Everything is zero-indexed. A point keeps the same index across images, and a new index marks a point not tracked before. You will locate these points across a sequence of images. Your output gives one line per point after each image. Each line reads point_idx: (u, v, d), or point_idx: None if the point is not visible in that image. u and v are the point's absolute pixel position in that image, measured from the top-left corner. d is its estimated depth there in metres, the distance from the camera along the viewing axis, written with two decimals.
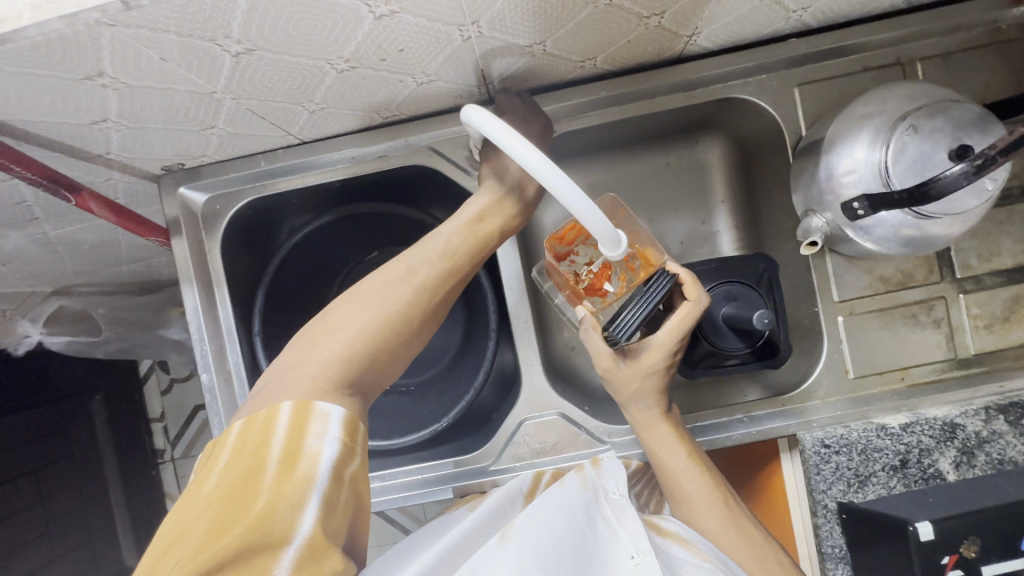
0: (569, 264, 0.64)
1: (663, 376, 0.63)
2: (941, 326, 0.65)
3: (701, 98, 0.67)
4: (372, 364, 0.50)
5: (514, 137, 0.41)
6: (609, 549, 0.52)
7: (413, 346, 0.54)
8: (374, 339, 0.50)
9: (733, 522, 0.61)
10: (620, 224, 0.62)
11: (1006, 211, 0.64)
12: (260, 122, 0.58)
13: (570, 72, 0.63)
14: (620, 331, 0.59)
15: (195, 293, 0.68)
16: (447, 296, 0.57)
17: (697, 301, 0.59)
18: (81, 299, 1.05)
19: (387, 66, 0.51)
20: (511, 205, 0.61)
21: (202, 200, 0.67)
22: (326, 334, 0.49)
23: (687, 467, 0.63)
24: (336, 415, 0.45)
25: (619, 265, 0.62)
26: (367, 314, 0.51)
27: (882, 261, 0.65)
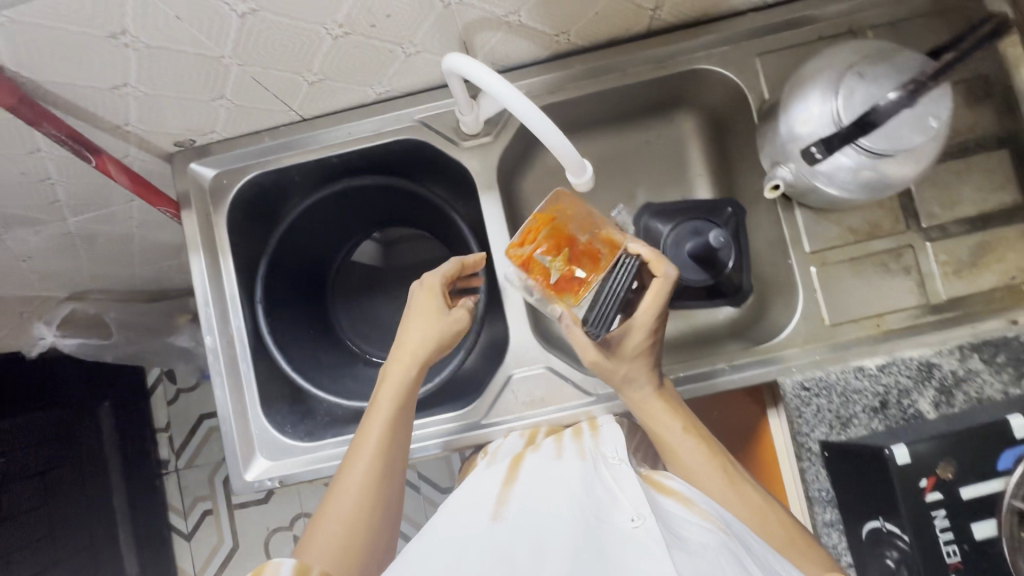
0: (538, 265, 0.70)
1: (653, 350, 0.66)
2: (911, 273, 0.68)
3: (669, 70, 0.72)
4: (371, 534, 0.60)
5: (475, 67, 0.48)
6: (612, 513, 0.50)
7: (398, 489, 0.64)
8: (362, 506, 0.61)
9: (731, 487, 0.61)
10: (575, 217, 0.70)
11: (965, 162, 0.68)
12: (264, 94, 0.64)
13: (546, 48, 0.69)
14: (599, 324, 0.64)
15: (201, 261, 0.72)
16: (403, 432, 0.66)
17: (666, 276, 0.64)
18: (96, 304, 1.16)
19: (377, 34, 0.57)
20: (434, 307, 0.70)
21: (210, 175, 0.73)
22: (326, 515, 0.61)
23: (684, 440, 0.65)
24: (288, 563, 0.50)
25: (586, 253, 0.70)
26: (354, 489, 0.61)
27: (849, 212, 0.69)
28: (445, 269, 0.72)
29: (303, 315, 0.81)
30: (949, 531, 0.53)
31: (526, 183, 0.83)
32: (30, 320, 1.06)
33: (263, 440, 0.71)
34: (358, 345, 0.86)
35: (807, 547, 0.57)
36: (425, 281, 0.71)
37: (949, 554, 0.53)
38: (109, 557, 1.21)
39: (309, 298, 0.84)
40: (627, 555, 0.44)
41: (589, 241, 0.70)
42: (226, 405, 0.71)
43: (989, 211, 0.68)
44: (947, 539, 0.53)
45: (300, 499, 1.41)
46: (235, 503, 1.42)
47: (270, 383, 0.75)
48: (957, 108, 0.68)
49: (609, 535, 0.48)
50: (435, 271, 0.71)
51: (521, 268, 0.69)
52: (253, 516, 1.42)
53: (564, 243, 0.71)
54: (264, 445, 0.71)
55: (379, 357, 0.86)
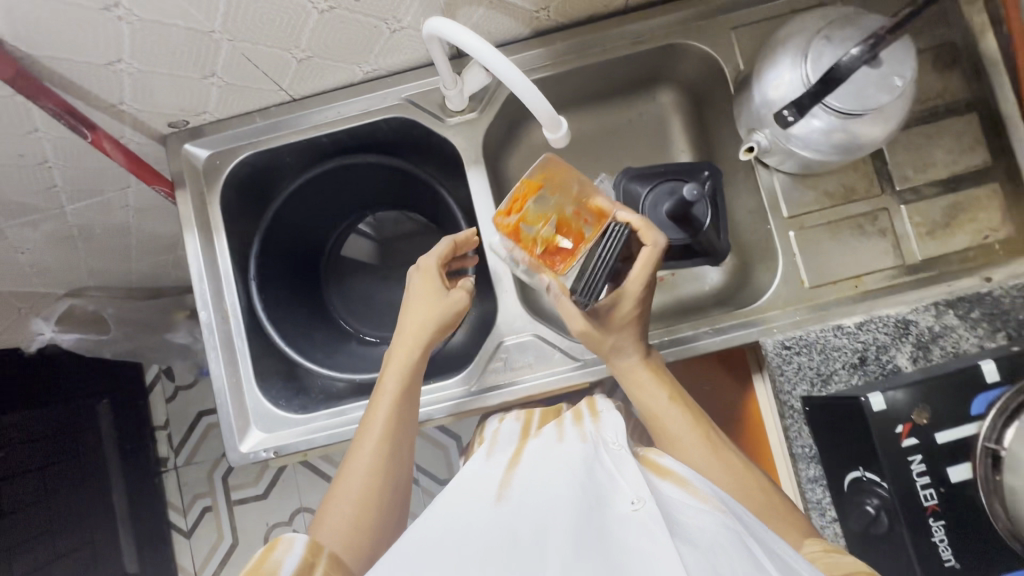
0: (524, 232, 0.67)
1: (639, 320, 0.66)
2: (887, 234, 0.70)
3: (647, 46, 0.74)
4: (383, 510, 0.63)
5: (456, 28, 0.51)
6: (613, 496, 0.52)
7: (405, 467, 0.68)
8: (372, 485, 0.64)
9: (714, 454, 0.62)
10: (565, 185, 0.68)
11: (935, 127, 0.70)
12: (255, 72, 0.66)
13: (526, 25, 0.71)
14: (585, 294, 0.62)
15: (196, 238, 0.74)
16: (407, 413, 0.69)
17: (655, 244, 0.61)
18: (93, 301, 1.16)
19: (362, 8, 0.59)
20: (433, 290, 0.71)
21: (204, 155, 0.75)
22: (339, 496, 0.63)
23: (671, 409, 0.65)
24: (301, 539, 0.53)
25: (574, 222, 0.66)
26: (364, 466, 0.64)
27: (825, 177, 0.71)
28: (439, 249, 0.72)
29: (296, 294, 0.84)
30: (926, 476, 0.55)
31: (512, 162, 0.86)
32: (28, 316, 1.06)
33: (257, 414, 0.73)
34: (351, 325, 0.89)
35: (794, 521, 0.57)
36: (421, 265, 0.72)
37: (926, 497, 0.55)
38: (108, 550, 1.21)
39: (302, 275, 0.86)
40: (626, 539, 0.45)
41: (578, 210, 0.67)
42: (221, 380, 0.72)
43: (960, 173, 0.70)
44: (924, 483, 0.55)
45: (299, 495, 1.41)
46: (234, 500, 1.42)
47: (264, 359, 0.76)
48: (926, 75, 0.71)
49: (607, 515, 0.49)
50: (430, 253, 0.72)
51: (508, 236, 0.68)
52: (252, 512, 1.41)
53: (554, 210, 0.67)
54: (259, 419, 0.72)
55: (372, 337, 0.88)
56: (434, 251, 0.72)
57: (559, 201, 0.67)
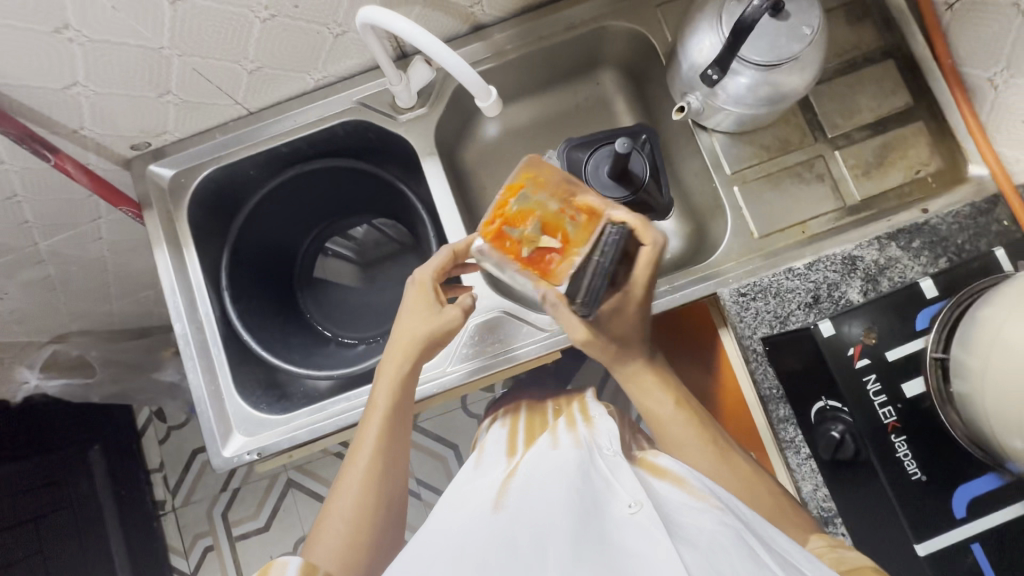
0: (508, 239, 0.60)
1: (638, 327, 0.64)
2: (825, 179, 0.73)
3: (580, 31, 0.78)
4: (376, 529, 0.63)
5: (389, 15, 0.56)
6: (610, 500, 0.54)
7: (398, 484, 0.67)
8: (363, 504, 0.64)
9: (722, 459, 0.61)
10: (550, 181, 0.61)
11: (857, 75, 0.75)
12: (208, 87, 0.70)
13: (463, 21, 0.76)
14: (590, 305, 0.59)
15: (166, 253, 0.76)
16: (398, 429, 0.67)
17: (655, 244, 0.59)
18: (76, 346, 1.18)
19: (302, 15, 0.63)
20: (429, 301, 0.68)
21: (168, 175, 0.77)
22: (332, 515, 0.64)
23: (677, 417, 0.63)
24: (294, 563, 0.51)
25: (560, 218, 0.59)
26: (355, 488, 0.64)
27: (760, 132, 0.75)
28: (438, 262, 0.68)
29: (269, 303, 0.85)
30: (882, 394, 0.59)
31: (467, 154, 0.90)
32: (13, 366, 1.09)
33: (238, 418, 0.74)
34: (330, 330, 0.91)
35: (776, 498, 0.58)
36: (416, 279, 0.69)
37: (886, 416, 0.59)
38: None
39: (276, 286, 0.88)
40: (625, 538, 0.47)
41: (564, 206, 0.60)
42: (200, 388, 0.73)
43: (885, 116, 0.74)
44: (881, 401, 0.59)
45: (302, 523, 1.38)
46: (235, 536, 1.39)
47: (243, 366, 0.78)
48: (841, 30, 0.76)
49: (605, 521, 0.50)
50: (424, 265, 0.68)
51: (492, 243, 0.60)
52: (256, 546, 1.38)
53: (536, 211, 0.60)
54: (241, 423, 0.73)
55: (350, 340, 0.89)
56: (428, 266, 0.68)
57: (542, 197, 0.60)
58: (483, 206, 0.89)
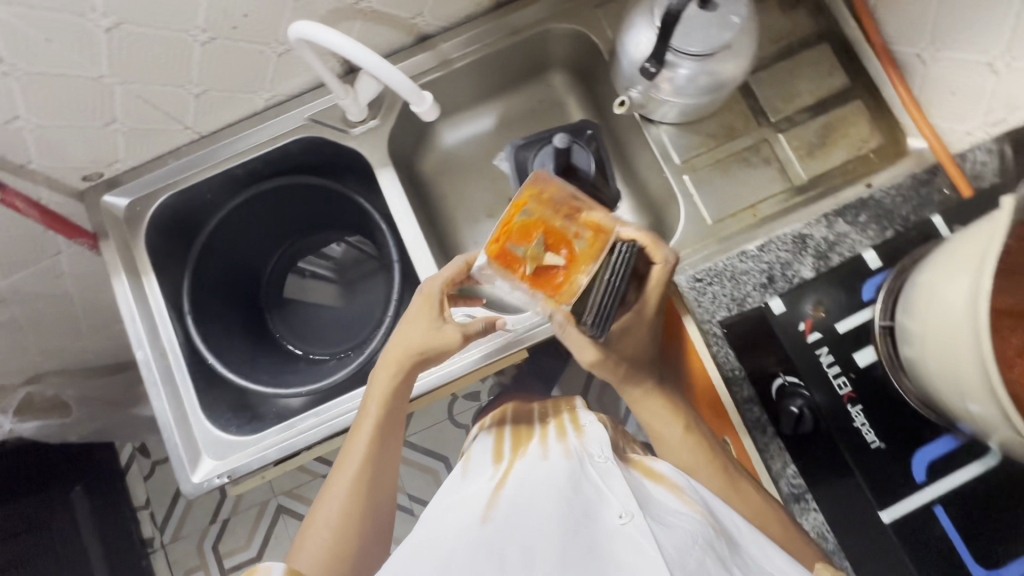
0: (513, 255, 0.58)
1: (649, 345, 0.66)
2: (771, 162, 0.75)
3: (524, 35, 0.80)
4: (360, 542, 0.62)
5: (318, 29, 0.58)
6: (599, 510, 0.53)
7: (384, 498, 0.66)
8: (348, 515, 0.63)
9: (731, 489, 0.59)
10: (554, 198, 0.61)
11: (794, 60, 0.77)
12: (155, 114, 0.70)
13: (407, 33, 0.77)
14: (599, 328, 0.57)
15: (124, 282, 0.76)
16: (391, 440, 0.67)
17: (666, 261, 0.61)
18: (51, 386, 1.11)
19: (241, 36, 0.65)
20: (433, 315, 0.67)
21: (124, 204, 0.77)
22: (315, 523, 0.63)
23: (684, 443, 0.63)
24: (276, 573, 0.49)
25: (566, 237, 0.58)
26: (342, 496, 0.64)
27: (704, 121, 0.76)
28: (449, 275, 0.66)
29: (235, 325, 0.85)
30: (836, 364, 0.61)
31: (425, 163, 0.91)
32: None
33: (207, 442, 0.73)
34: (299, 347, 0.89)
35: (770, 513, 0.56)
36: (425, 289, 0.67)
37: (840, 386, 0.60)
38: None
39: (242, 308, 0.87)
40: (614, 553, 0.47)
41: (569, 225, 0.59)
42: (165, 415, 0.73)
43: (824, 97, 0.76)
44: (836, 372, 0.61)
45: None
46: (228, 568, 1.36)
47: (210, 390, 0.77)
48: (775, 18, 0.78)
49: (594, 536, 0.49)
50: (435, 275, 0.67)
51: (494, 259, 0.58)
52: None
53: (541, 225, 0.59)
54: (209, 447, 0.73)
55: (319, 355, 0.88)
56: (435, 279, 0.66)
57: (547, 215, 0.59)
58: (445, 213, 0.90)
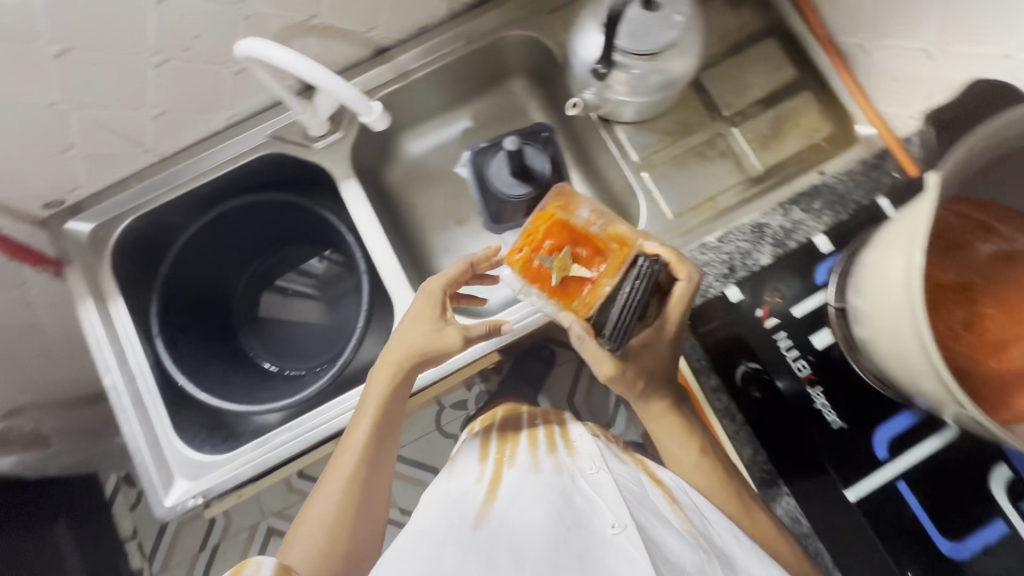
0: (538, 263, 0.61)
1: (670, 367, 0.60)
2: (726, 155, 0.77)
3: (480, 43, 0.81)
4: (350, 540, 0.62)
5: (266, 45, 0.60)
6: (589, 517, 0.53)
7: (379, 497, 0.66)
8: (341, 511, 0.63)
9: (747, 516, 0.57)
10: (579, 213, 0.64)
11: (743, 55, 0.79)
12: (112, 137, 0.71)
13: (363, 46, 0.78)
14: (618, 339, 0.55)
15: (90, 308, 0.76)
16: (388, 440, 0.66)
17: (690, 279, 0.58)
18: (29, 418, 1.12)
19: (194, 57, 0.66)
20: (435, 314, 0.67)
21: (88, 229, 0.77)
22: (307, 517, 0.64)
23: (699, 467, 0.60)
24: (271, 562, 0.47)
25: (592, 251, 0.61)
26: (334, 494, 0.63)
27: (660, 119, 0.78)
28: (450, 275, 0.69)
29: (206, 344, 0.84)
30: (794, 348, 0.62)
31: (391, 173, 0.92)
32: None
33: (180, 464, 0.72)
34: (275, 364, 0.88)
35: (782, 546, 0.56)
36: (425, 290, 0.68)
37: (800, 368, 0.61)
38: None
39: (214, 327, 0.87)
40: (604, 561, 0.46)
41: (596, 238, 0.62)
42: (136, 438, 0.73)
43: (775, 90, 0.77)
44: (794, 355, 0.62)
45: None
46: None
47: (183, 410, 0.77)
48: (722, 16, 0.80)
49: (586, 543, 0.49)
50: (436, 276, 0.69)
51: (520, 268, 0.62)
52: None
53: (566, 239, 0.62)
54: (181, 467, 0.72)
55: (296, 371, 0.87)
56: (434, 280, 0.69)
57: (578, 228, 0.63)
58: (414, 222, 0.90)
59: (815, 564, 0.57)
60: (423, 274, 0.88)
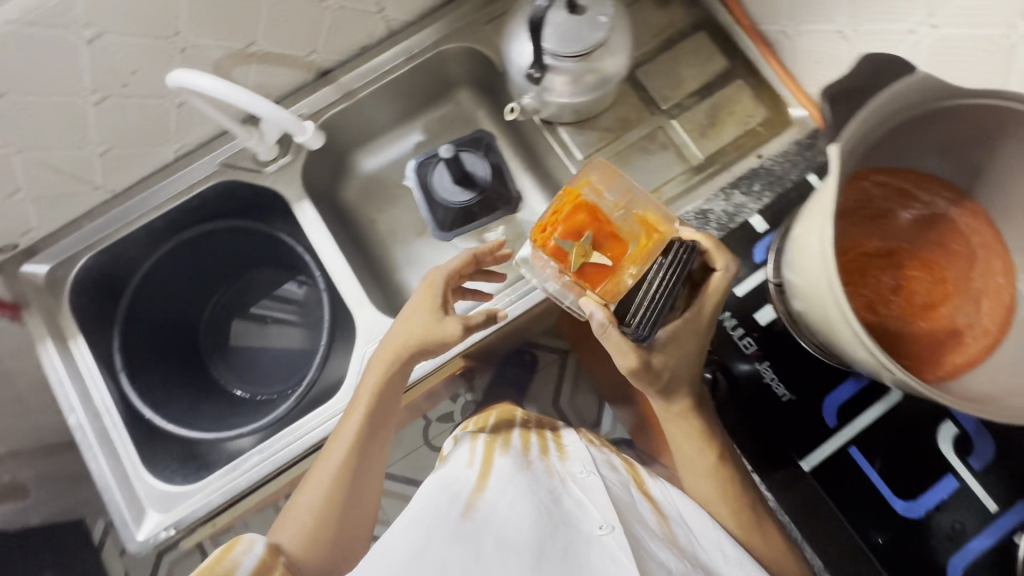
0: (560, 246, 0.53)
1: (688, 363, 0.58)
2: (667, 146, 0.79)
3: (421, 58, 0.83)
4: (340, 523, 0.63)
5: (197, 77, 0.63)
6: (576, 519, 0.53)
7: (371, 485, 0.66)
8: (331, 496, 0.63)
9: (753, 535, 0.57)
10: (608, 188, 0.56)
11: (676, 50, 0.81)
12: (57, 176, 0.72)
13: (305, 69, 0.80)
14: (644, 330, 0.52)
15: (50, 349, 0.76)
16: (383, 426, 0.67)
17: (728, 270, 0.55)
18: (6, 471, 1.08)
19: (134, 92, 0.68)
20: (438, 302, 0.68)
21: (44, 271, 0.78)
22: (298, 501, 0.64)
23: (711, 482, 0.59)
24: (261, 540, 0.55)
25: (620, 234, 0.53)
26: (325, 479, 0.64)
27: (600, 117, 0.81)
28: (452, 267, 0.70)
29: (174, 376, 0.84)
30: (739, 327, 0.64)
31: (348, 191, 0.92)
32: None
33: (150, 497, 0.72)
34: (246, 391, 0.86)
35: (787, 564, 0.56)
36: (428, 279, 0.70)
37: (747, 346, 0.63)
38: None
39: (181, 359, 0.86)
40: (592, 561, 0.48)
41: (626, 220, 0.54)
42: (105, 476, 0.72)
43: (710, 81, 0.80)
44: (740, 333, 0.64)
45: None
46: None
47: (153, 443, 0.77)
48: (652, 13, 0.83)
49: (574, 545, 0.49)
50: (439, 268, 0.70)
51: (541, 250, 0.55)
52: None
53: (593, 219, 0.54)
54: (153, 501, 0.72)
55: (267, 396, 0.85)
56: (438, 270, 0.70)
57: (604, 207, 0.55)
58: (374, 237, 0.91)
59: (790, 541, 0.59)
60: (385, 287, 0.88)
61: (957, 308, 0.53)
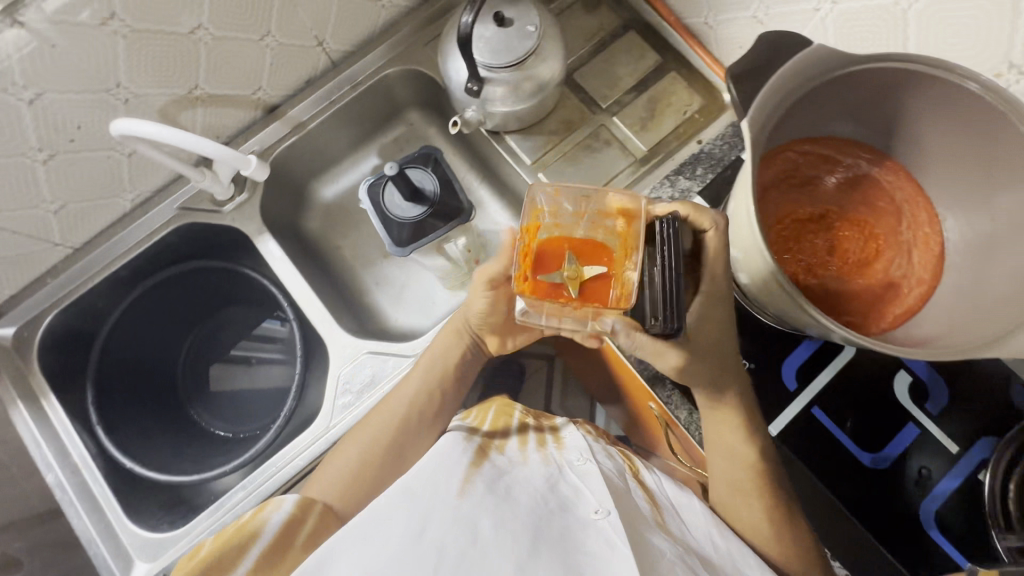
0: (551, 281, 0.51)
1: (717, 356, 0.57)
2: (612, 142, 0.82)
3: (365, 85, 0.85)
4: (375, 483, 0.66)
5: (142, 125, 0.65)
6: (572, 507, 0.53)
7: (406, 456, 0.69)
8: (368, 458, 0.66)
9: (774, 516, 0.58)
10: (563, 213, 0.57)
11: (609, 51, 0.84)
12: (17, 238, 0.75)
13: (252, 107, 0.81)
14: (672, 321, 0.48)
15: (22, 410, 0.76)
16: (442, 398, 0.72)
17: (717, 226, 0.55)
18: None
19: (82, 146, 0.71)
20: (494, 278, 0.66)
21: (10, 332, 0.78)
22: (335, 459, 0.67)
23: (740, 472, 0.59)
24: (291, 499, 0.60)
25: (596, 246, 0.53)
26: (367, 439, 0.68)
27: (544, 122, 0.83)
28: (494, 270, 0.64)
29: (152, 422, 0.83)
30: None
31: (312, 221, 0.93)
32: None
33: (136, 546, 0.71)
34: (228, 431, 0.85)
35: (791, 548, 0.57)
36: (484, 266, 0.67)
37: None
38: None
39: (158, 404, 0.85)
40: (586, 543, 0.47)
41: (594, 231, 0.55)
42: (88, 530, 0.72)
43: (644, 76, 0.83)
44: None
45: None
46: None
47: (135, 492, 0.77)
48: (582, 18, 0.86)
49: (569, 531, 0.49)
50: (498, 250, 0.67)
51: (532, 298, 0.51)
52: None
53: (566, 245, 0.54)
54: (139, 550, 0.71)
55: (249, 432, 0.85)
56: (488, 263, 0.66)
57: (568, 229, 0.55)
58: (341, 263, 0.92)
59: (795, 521, 0.59)
60: (358, 311, 0.90)
61: (890, 262, 0.56)
